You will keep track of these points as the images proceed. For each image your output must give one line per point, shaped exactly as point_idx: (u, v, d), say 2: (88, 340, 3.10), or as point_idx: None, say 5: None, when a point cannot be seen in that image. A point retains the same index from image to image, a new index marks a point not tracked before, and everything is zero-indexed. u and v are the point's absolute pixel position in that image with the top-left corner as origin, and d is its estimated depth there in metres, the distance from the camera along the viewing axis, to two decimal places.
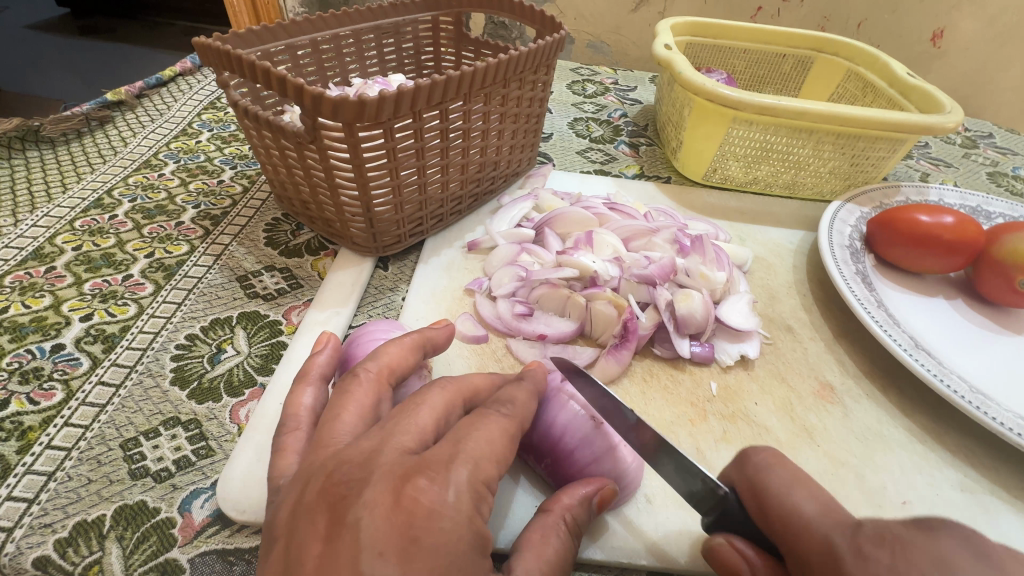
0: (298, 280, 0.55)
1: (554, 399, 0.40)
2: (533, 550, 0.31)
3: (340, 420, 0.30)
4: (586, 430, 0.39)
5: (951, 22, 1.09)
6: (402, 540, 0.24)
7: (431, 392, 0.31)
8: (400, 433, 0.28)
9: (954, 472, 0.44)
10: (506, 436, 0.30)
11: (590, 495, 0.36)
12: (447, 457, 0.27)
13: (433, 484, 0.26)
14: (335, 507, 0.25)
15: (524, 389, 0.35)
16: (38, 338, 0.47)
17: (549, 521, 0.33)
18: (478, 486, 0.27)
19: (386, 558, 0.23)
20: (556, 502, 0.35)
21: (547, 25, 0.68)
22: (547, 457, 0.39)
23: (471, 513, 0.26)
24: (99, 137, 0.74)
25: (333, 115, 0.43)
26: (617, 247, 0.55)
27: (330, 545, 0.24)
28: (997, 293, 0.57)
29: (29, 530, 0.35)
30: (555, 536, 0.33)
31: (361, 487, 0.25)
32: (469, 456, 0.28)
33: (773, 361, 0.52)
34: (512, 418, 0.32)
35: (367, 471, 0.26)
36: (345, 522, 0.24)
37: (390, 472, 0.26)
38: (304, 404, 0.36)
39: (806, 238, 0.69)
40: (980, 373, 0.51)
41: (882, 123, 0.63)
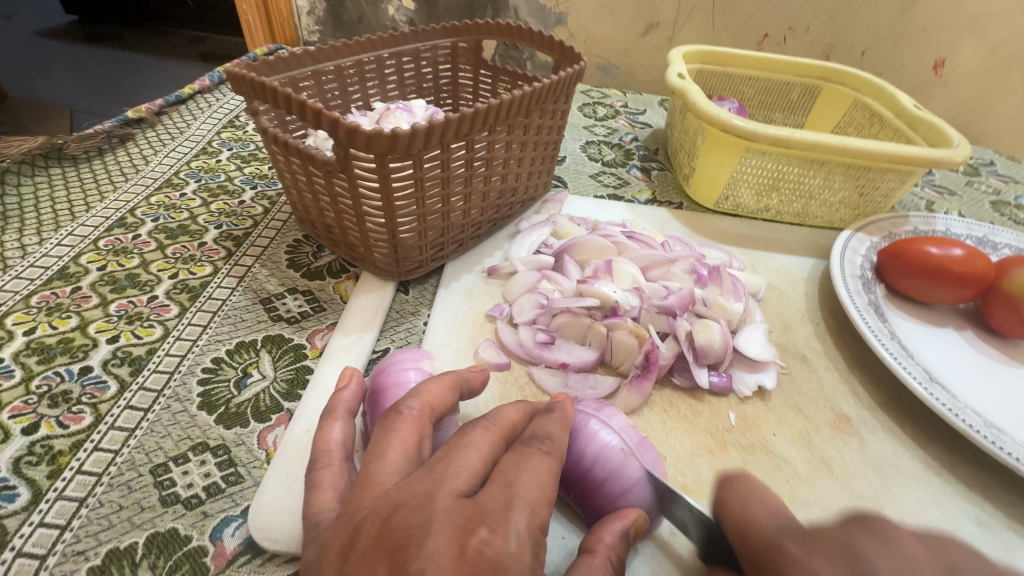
0: (321, 303, 0.56)
1: (583, 430, 0.40)
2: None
3: (385, 459, 0.30)
4: (615, 461, 0.39)
5: (951, 53, 1.12)
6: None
7: (475, 434, 0.32)
8: (451, 477, 0.29)
9: (970, 506, 0.45)
10: (553, 476, 0.31)
11: (627, 529, 0.35)
12: (503, 503, 0.28)
13: (493, 534, 0.26)
14: (395, 556, 0.25)
15: (558, 421, 0.35)
16: (66, 360, 0.47)
17: (595, 563, 0.33)
18: (535, 532, 0.28)
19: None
20: (599, 541, 0.34)
21: (566, 54, 0.70)
22: (578, 489, 0.40)
23: (531, 560, 0.26)
24: (121, 155, 0.75)
25: (366, 147, 0.44)
26: (636, 276, 0.55)
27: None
28: (1007, 325, 0.58)
29: (62, 558, 0.35)
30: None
31: (422, 536, 0.25)
32: (524, 503, 0.28)
33: (789, 392, 0.53)
34: (555, 455, 0.32)
35: (426, 518, 0.26)
36: (408, 572, 0.24)
37: (450, 521, 0.26)
38: (333, 438, 0.36)
39: (817, 266, 0.70)
40: (991, 406, 0.52)
41: (893, 157, 0.64)
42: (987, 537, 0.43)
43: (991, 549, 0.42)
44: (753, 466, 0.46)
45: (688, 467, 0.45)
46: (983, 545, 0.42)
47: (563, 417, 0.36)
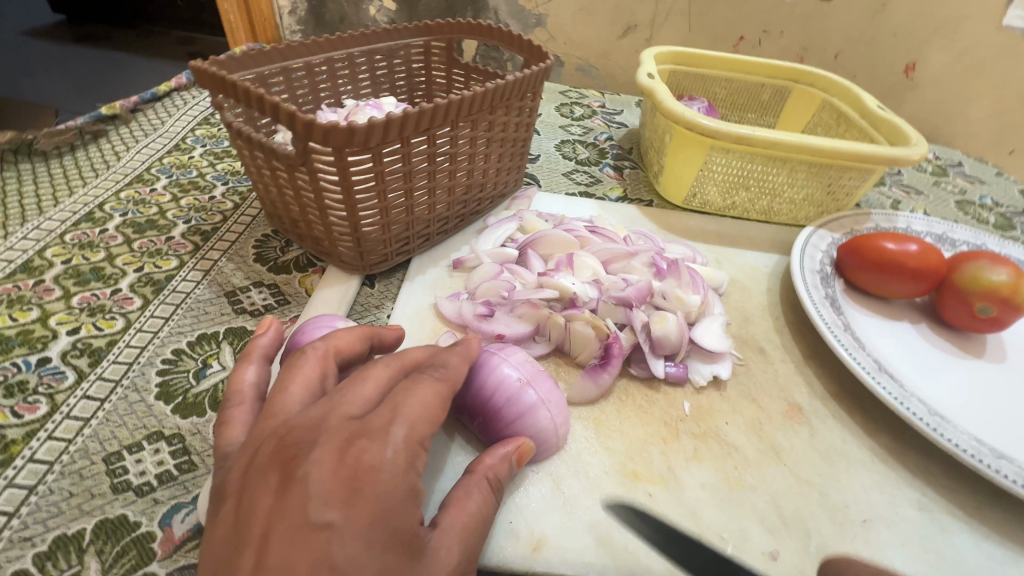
0: (286, 297, 0.57)
1: (489, 364, 0.44)
2: (456, 505, 0.34)
3: (287, 391, 0.33)
4: (513, 390, 0.43)
5: (921, 57, 1.14)
6: (346, 489, 0.27)
7: (375, 368, 0.35)
8: (347, 404, 0.32)
9: (913, 492, 0.46)
10: (440, 400, 0.34)
11: (510, 453, 0.38)
12: (385, 420, 0.31)
13: (371, 443, 0.29)
14: (286, 465, 0.28)
15: (457, 357, 0.38)
16: (24, 352, 0.47)
17: (473, 479, 0.36)
18: (414, 445, 0.31)
19: (331, 504, 0.27)
20: (480, 463, 0.37)
21: (535, 53, 0.71)
22: (476, 415, 0.43)
23: (405, 469, 0.30)
24: (93, 151, 0.75)
25: (323, 140, 0.45)
26: (597, 270, 0.56)
27: (280, 496, 0.27)
28: (958, 318, 0.60)
29: (9, 543, 0.35)
30: (478, 491, 0.35)
31: (309, 447, 0.29)
32: (405, 418, 0.31)
33: (744, 382, 0.54)
34: (445, 382, 0.35)
35: (316, 434, 0.30)
36: (295, 476, 0.28)
37: (336, 435, 0.29)
38: (247, 380, 0.38)
39: (781, 262, 0.72)
40: (940, 395, 0.54)
41: (852, 155, 0.66)
42: (928, 521, 0.44)
43: (931, 533, 0.43)
44: (704, 454, 0.47)
45: (640, 455, 0.46)
46: (924, 529, 0.44)
47: (463, 353, 0.39)
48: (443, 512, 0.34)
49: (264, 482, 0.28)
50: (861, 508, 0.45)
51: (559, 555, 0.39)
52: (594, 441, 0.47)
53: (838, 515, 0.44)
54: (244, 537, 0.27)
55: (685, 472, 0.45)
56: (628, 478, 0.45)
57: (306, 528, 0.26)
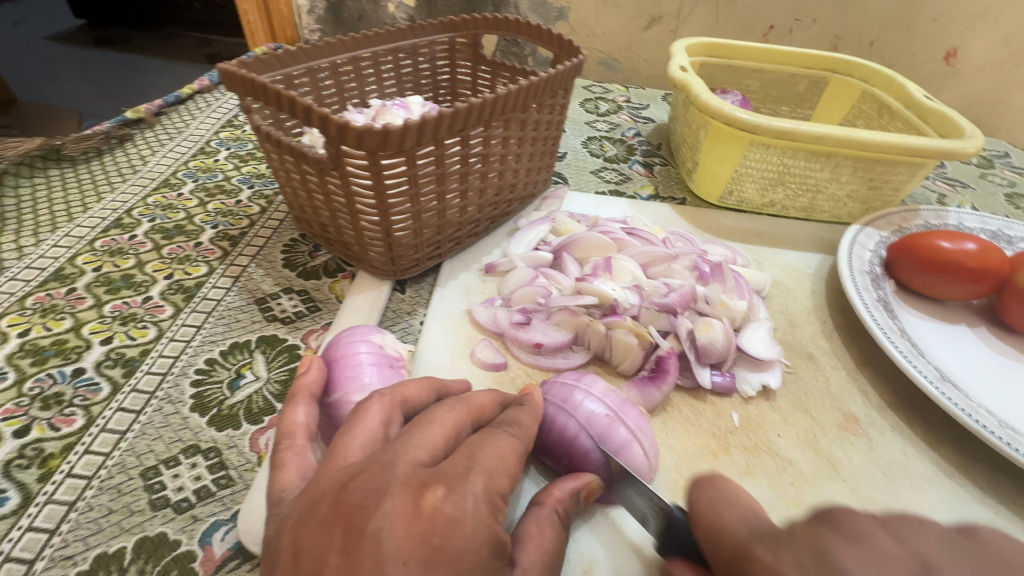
0: (316, 303, 0.55)
1: (573, 403, 0.43)
2: (532, 541, 0.32)
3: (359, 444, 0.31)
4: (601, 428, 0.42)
5: (963, 42, 1.09)
6: (426, 548, 0.24)
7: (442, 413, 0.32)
8: (411, 448, 0.29)
9: (984, 510, 0.43)
10: (515, 454, 0.32)
11: (581, 488, 0.37)
12: (462, 469, 0.28)
13: (449, 493, 0.26)
14: (351, 517, 0.25)
15: (528, 414, 0.37)
16: (59, 362, 0.47)
17: (543, 513, 0.34)
18: (492, 496, 0.28)
19: (410, 565, 0.23)
20: (549, 495, 0.36)
21: (564, 48, 0.68)
22: (563, 458, 0.41)
23: (487, 520, 0.27)
24: (120, 156, 0.75)
25: (357, 143, 0.43)
26: (636, 274, 0.54)
27: (348, 556, 0.23)
28: (1022, 320, 0.56)
29: (49, 563, 0.35)
30: (550, 527, 0.33)
31: (378, 498, 0.25)
32: (483, 468, 0.29)
33: (795, 391, 0.51)
34: (519, 438, 0.34)
35: (385, 480, 0.26)
36: (365, 532, 0.24)
37: (406, 483, 0.26)
38: (298, 420, 0.35)
39: (824, 262, 0.69)
40: (1007, 406, 0.50)
41: (902, 149, 0.62)
42: None
43: None
44: (756, 468, 0.45)
45: (689, 470, 0.44)
46: None
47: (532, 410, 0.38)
48: (520, 549, 0.31)
49: (328, 537, 0.24)
50: None
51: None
52: None
53: None
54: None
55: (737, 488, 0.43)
56: (677, 495, 0.42)
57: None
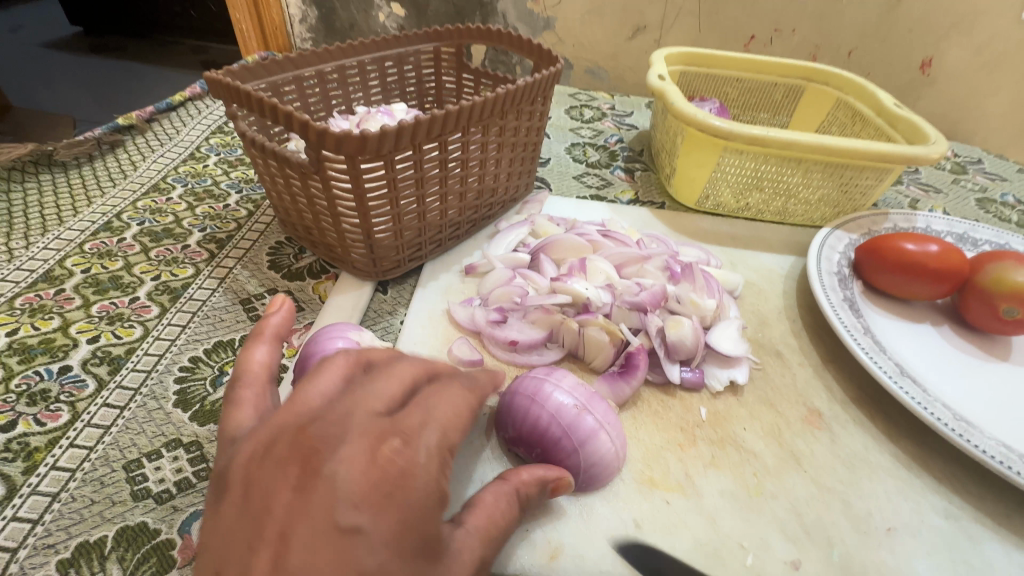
0: (300, 303, 0.57)
1: (541, 395, 0.43)
2: (482, 508, 0.34)
3: None
4: (569, 420, 0.42)
5: (937, 52, 1.12)
6: (381, 495, 0.27)
7: None
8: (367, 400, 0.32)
9: (939, 499, 0.45)
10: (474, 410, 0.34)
11: (547, 479, 0.38)
12: (418, 423, 0.31)
13: (404, 446, 0.30)
14: (309, 459, 0.28)
15: (485, 373, 0.38)
16: (46, 360, 0.48)
17: (508, 496, 0.36)
18: (445, 451, 0.31)
19: (360, 507, 0.27)
20: (514, 474, 0.37)
21: (544, 57, 0.71)
22: (531, 444, 0.43)
23: (437, 473, 0.30)
24: (110, 161, 0.76)
25: (336, 148, 0.45)
26: (610, 274, 0.56)
27: (302, 494, 0.27)
28: (982, 319, 0.58)
29: (33, 550, 0.36)
30: (506, 501, 0.35)
31: (335, 444, 0.29)
32: (438, 422, 0.32)
33: (762, 387, 0.53)
34: (473, 389, 0.35)
35: (344, 428, 0.30)
36: (320, 473, 0.27)
37: (364, 432, 0.30)
38: (257, 361, 0.37)
39: (797, 264, 0.71)
40: (965, 400, 0.52)
41: (868, 154, 0.65)
42: (954, 530, 0.43)
43: (958, 542, 0.42)
44: (721, 460, 0.46)
45: (656, 461, 0.46)
46: (950, 538, 0.42)
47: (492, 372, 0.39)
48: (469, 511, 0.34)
49: (284, 476, 0.28)
50: (884, 516, 0.44)
51: (576, 563, 0.39)
52: None
53: (861, 524, 0.43)
54: (257, 540, 0.26)
55: (702, 479, 0.45)
56: (644, 485, 0.44)
57: (333, 533, 0.26)
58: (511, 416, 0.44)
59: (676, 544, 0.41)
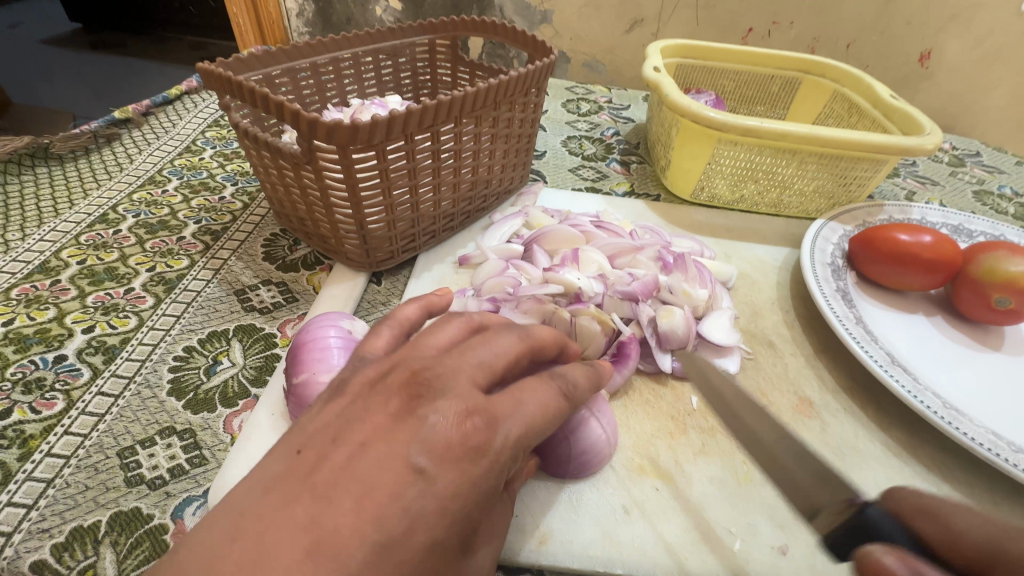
0: (294, 294, 0.57)
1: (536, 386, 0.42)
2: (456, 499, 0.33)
3: None
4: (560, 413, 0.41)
5: (936, 44, 1.11)
6: (454, 455, 0.28)
7: None
8: (470, 368, 0.32)
9: (928, 486, 0.45)
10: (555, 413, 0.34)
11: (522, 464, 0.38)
12: (507, 411, 0.31)
13: (486, 425, 0.30)
14: (411, 397, 0.30)
15: (583, 374, 0.39)
16: (42, 349, 0.49)
17: None
18: (520, 446, 0.31)
19: (434, 457, 0.28)
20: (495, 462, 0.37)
21: (539, 49, 0.70)
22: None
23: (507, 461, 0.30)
24: (106, 154, 0.77)
25: (327, 137, 0.45)
26: (602, 264, 0.56)
27: (395, 423, 0.29)
28: (974, 309, 0.58)
29: (27, 535, 0.36)
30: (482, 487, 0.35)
31: (435, 397, 0.30)
32: (524, 418, 0.32)
33: (753, 377, 0.53)
34: (567, 397, 0.35)
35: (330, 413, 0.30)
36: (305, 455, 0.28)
37: (463, 399, 0.31)
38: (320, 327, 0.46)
39: (791, 255, 0.71)
40: (956, 389, 0.52)
41: (862, 145, 0.65)
42: None
43: None
44: (712, 448, 0.47)
45: (646, 449, 0.46)
46: None
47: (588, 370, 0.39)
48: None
49: (381, 405, 0.30)
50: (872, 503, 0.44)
51: (565, 549, 0.39)
52: None
53: None
54: (339, 443, 0.28)
55: (692, 467, 0.45)
56: (634, 473, 0.44)
57: (405, 465, 0.27)
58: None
59: (665, 530, 0.41)
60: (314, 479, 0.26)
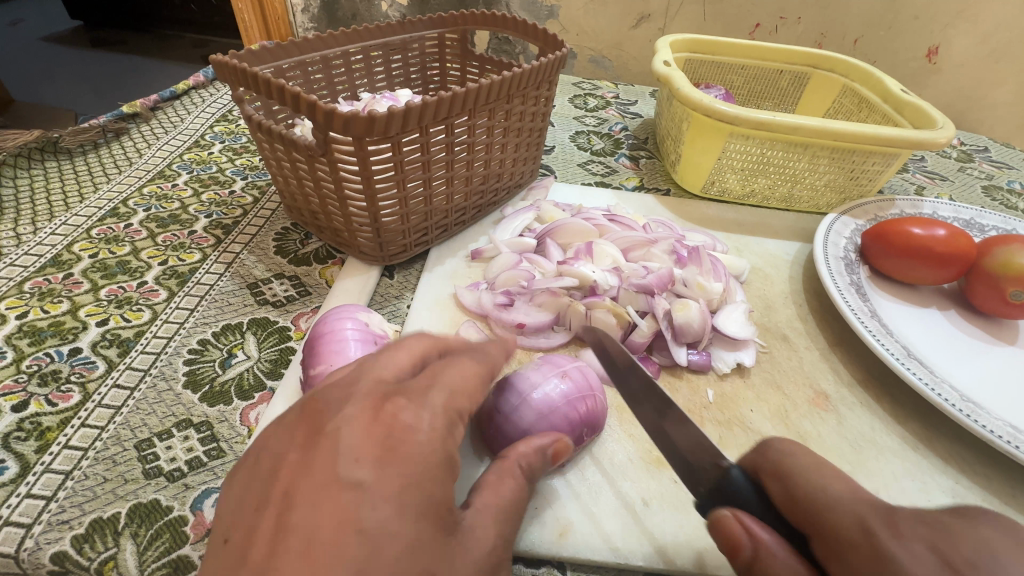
0: (306, 288, 0.57)
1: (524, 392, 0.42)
2: (489, 488, 0.33)
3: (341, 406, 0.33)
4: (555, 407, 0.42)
5: (944, 40, 1.11)
6: (379, 449, 0.27)
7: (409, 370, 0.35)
8: (378, 367, 0.33)
9: (946, 479, 0.45)
10: (478, 378, 0.34)
11: (546, 446, 0.37)
12: (425, 385, 0.32)
13: (409, 405, 0.30)
14: (315, 424, 0.29)
15: (497, 346, 0.39)
16: (56, 342, 0.49)
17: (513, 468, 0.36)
18: (452, 413, 0.31)
19: (362, 462, 0.26)
20: (513, 450, 0.36)
21: (550, 42, 0.70)
22: (556, 411, 0.42)
23: (443, 432, 0.30)
24: (115, 149, 0.76)
25: (343, 129, 0.45)
26: (616, 257, 0.56)
27: (308, 451, 0.27)
28: (989, 303, 0.58)
29: (47, 526, 0.36)
30: (511, 477, 0.34)
31: (340, 406, 0.29)
32: (444, 386, 0.32)
33: (768, 370, 0.53)
34: (484, 363, 0.36)
35: (350, 398, 0.30)
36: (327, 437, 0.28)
37: (369, 395, 0.30)
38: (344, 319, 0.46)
39: (803, 250, 0.71)
40: (973, 383, 0.52)
41: (876, 139, 0.64)
42: None
43: None
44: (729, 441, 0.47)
45: None
46: None
47: (502, 343, 0.39)
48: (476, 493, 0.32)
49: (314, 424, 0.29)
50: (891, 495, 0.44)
51: (586, 539, 0.39)
52: (617, 429, 0.47)
53: None
54: (265, 500, 0.26)
55: None
56: (652, 465, 0.44)
57: (335, 485, 0.25)
58: (531, 380, 0.43)
59: (684, 521, 0.41)
60: (251, 556, 0.24)
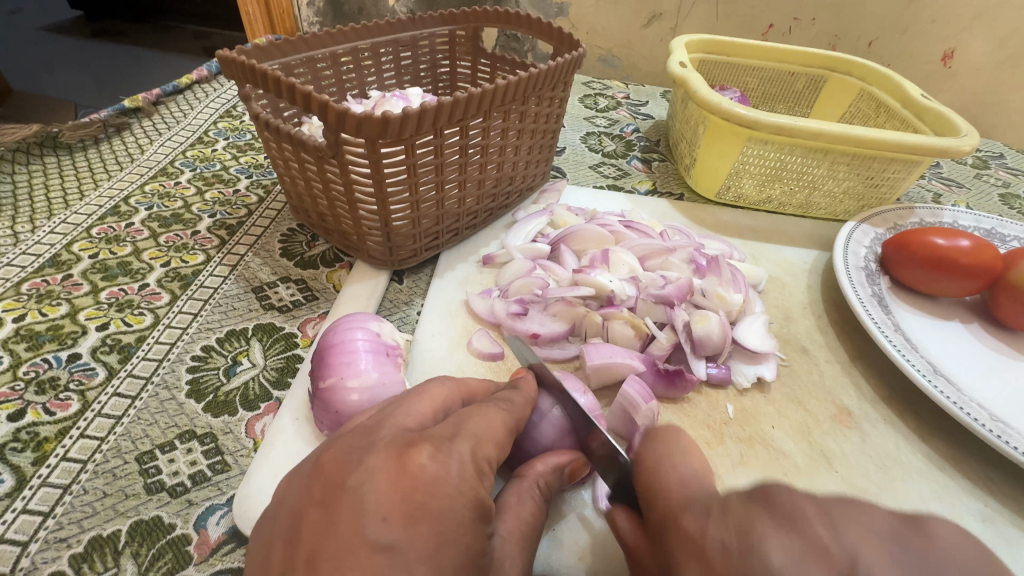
0: (313, 292, 0.55)
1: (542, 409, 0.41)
2: (511, 511, 0.33)
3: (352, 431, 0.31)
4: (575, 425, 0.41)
5: (960, 43, 1.08)
6: (408, 504, 0.26)
7: (418, 402, 0.33)
8: (400, 415, 0.32)
9: (975, 502, 0.43)
10: (504, 427, 0.34)
11: (563, 465, 0.38)
12: (449, 434, 0.31)
13: (435, 453, 0.28)
14: (333, 478, 0.27)
15: (521, 394, 0.39)
16: (55, 347, 0.47)
17: (523, 486, 0.35)
18: (479, 463, 0.30)
19: (390, 522, 0.25)
20: (530, 469, 0.37)
21: (565, 41, 0.68)
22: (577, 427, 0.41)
23: (473, 483, 0.29)
24: (117, 144, 0.75)
25: (356, 131, 0.43)
26: (633, 266, 0.55)
27: (328, 509, 0.25)
28: (1013, 317, 0.57)
29: (44, 544, 0.35)
30: (530, 499, 0.35)
31: (362, 455, 0.28)
32: (469, 436, 0.31)
33: (789, 384, 0.52)
34: (509, 412, 0.36)
35: (369, 443, 0.29)
36: (347, 487, 0.26)
37: (391, 444, 0.28)
38: (358, 333, 0.44)
39: (820, 258, 0.69)
40: (997, 400, 0.51)
41: (900, 146, 0.62)
42: (992, 533, 0.42)
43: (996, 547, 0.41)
44: (750, 459, 0.45)
45: None
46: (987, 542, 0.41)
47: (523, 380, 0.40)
48: (510, 531, 0.32)
49: (322, 470, 0.27)
50: None
51: (607, 562, 0.38)
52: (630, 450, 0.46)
53: None
54: (289, 563, 0.24)
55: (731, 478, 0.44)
56: None
57: (364, 549, 0.24)
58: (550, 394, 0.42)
59: None
60: None
